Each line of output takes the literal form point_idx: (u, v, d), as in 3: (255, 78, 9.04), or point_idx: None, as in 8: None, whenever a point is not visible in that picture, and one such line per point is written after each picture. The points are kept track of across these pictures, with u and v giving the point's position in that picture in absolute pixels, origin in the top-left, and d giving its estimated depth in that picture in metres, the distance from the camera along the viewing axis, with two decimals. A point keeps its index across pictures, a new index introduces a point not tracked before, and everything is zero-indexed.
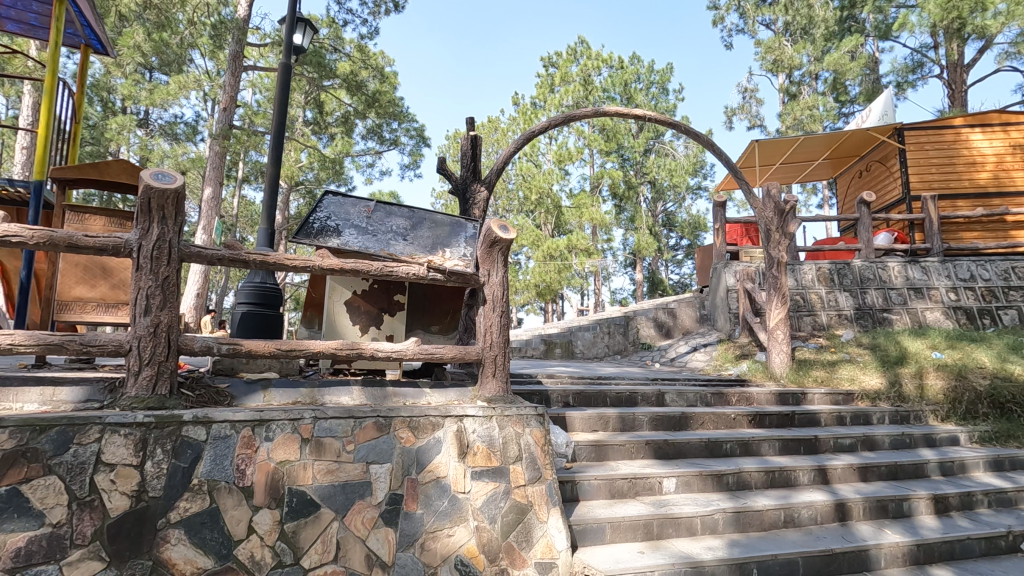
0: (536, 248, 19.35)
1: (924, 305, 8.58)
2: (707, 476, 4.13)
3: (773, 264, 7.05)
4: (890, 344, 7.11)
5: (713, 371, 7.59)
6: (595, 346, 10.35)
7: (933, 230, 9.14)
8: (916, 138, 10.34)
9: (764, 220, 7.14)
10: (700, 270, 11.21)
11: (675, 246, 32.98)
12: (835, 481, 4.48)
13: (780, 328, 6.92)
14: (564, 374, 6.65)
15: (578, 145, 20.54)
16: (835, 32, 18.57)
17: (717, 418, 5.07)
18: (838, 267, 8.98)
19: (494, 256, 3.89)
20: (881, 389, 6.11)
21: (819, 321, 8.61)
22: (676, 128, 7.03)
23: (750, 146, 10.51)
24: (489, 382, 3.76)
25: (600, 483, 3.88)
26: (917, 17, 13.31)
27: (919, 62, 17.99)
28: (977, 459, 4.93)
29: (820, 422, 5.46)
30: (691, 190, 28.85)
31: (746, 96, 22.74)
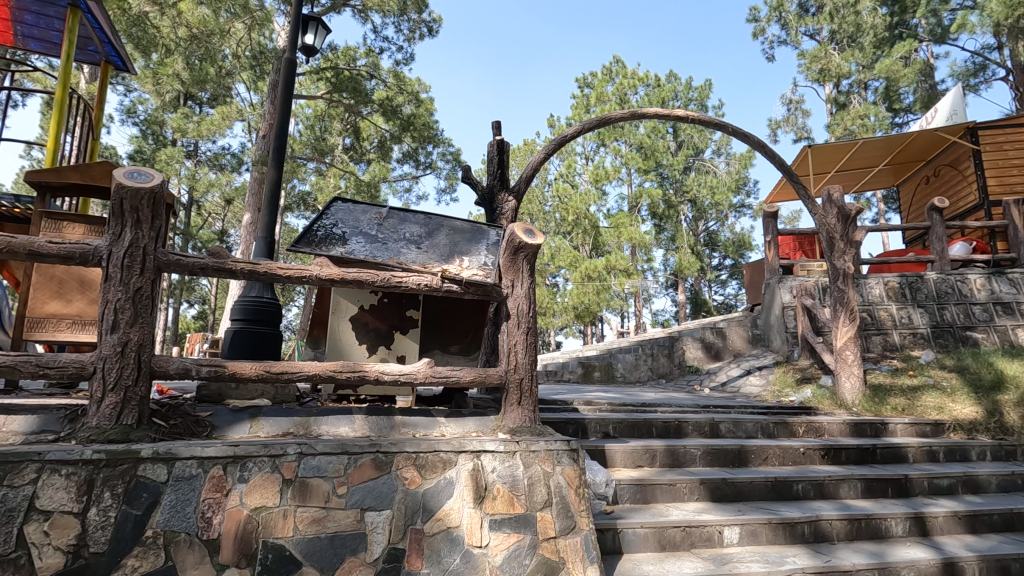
0: (573, 269, 18.75)
1: (1013, 323, 7.56)
2: (778, 524, 3.43)
3: (838, 277, 6.26)
4: (981, 366, 6.18)
5: (772, 398, 6.78)
6: (638, 369, 9.66)
7: (1020, 237, 8.08)
8: (991, 138, 9.43)
9: (825, 228, 6.39)
10: (750, 288, 10.40)
11: (719, 266, 31.74)
12: (936, 532, 3.70)
13: (849, 348, 6.10)
14: (604, 400, 6.02)
15: (615, 164, 20.04)
16: (886, 37, 17.57)
17: (783, 453, 4.35)
18: (908, 281, 8.07)
19: (518, 264, 3.39)
20: (978, 418, 5.23)
21: (891, 341, 7.71)
22: (723, 130, 6.42)
23: (803, 152, 9.73)
24: (512, 411, 3.22)
25: (648, 532, 3.26)
26: (979, 15, 12.38)
27: (982, 64, 16.74)
28: None
29: (906, 457, 4.65)
30: (734, 208, 27.75)
31: (791, 108, 21.80)
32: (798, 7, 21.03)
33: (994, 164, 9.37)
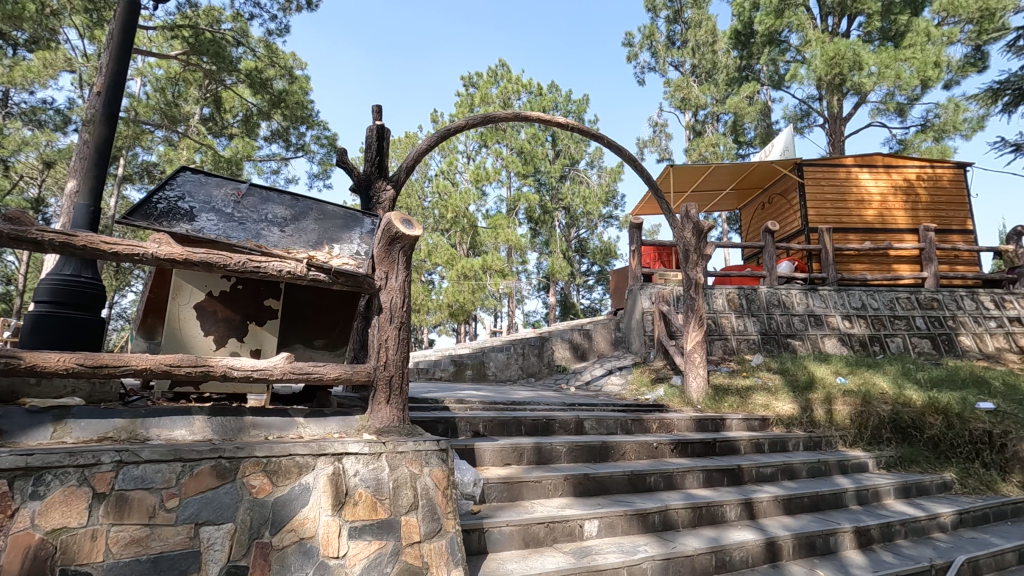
0: (450, 267, 18.65)
1: (821, 333, 8.87)
2: (632, 515, 3.63)
3: (691, 286, 6.86)
4: (798, 369, 7.19)
5: (630, 396, 7.26)
6: (509, 368, 9.83)
7: (830, 260, 9.50)
8: (812, 174, 11.03)
9: (683, 241, 6.96)
10: (615, 293, 11.08)
11: (587, 272, 33.55)
12: (761, 515, 4.16)
13: (696, 351, 6.72)
14: (475, 398, 5.99)
15: (495, 166, 20.31)
16: (735, 78, 19.86)
17: (639, 447, 4.64)
18: (745, 293, 9.12)
19: (394, 256, 3.22)
20: (794, 414, 6.04)
21: (729, 345, 8.63)
22: (599, 141, 6.72)
23: (665, 171, 10.57)
24: (381, 410, 3.04)
25: (513, 530, 3.27)
26: (806, 69, 14.46)
27: (806, 111, 19.57)
28: (888, 486, 4.84)
29: (739, 449, 5.20)
30: (603, 218, 29.52)
31: (656, 130, 23.75)
32: (666, 38, 22.91)
33: (813, 196, 10.96)
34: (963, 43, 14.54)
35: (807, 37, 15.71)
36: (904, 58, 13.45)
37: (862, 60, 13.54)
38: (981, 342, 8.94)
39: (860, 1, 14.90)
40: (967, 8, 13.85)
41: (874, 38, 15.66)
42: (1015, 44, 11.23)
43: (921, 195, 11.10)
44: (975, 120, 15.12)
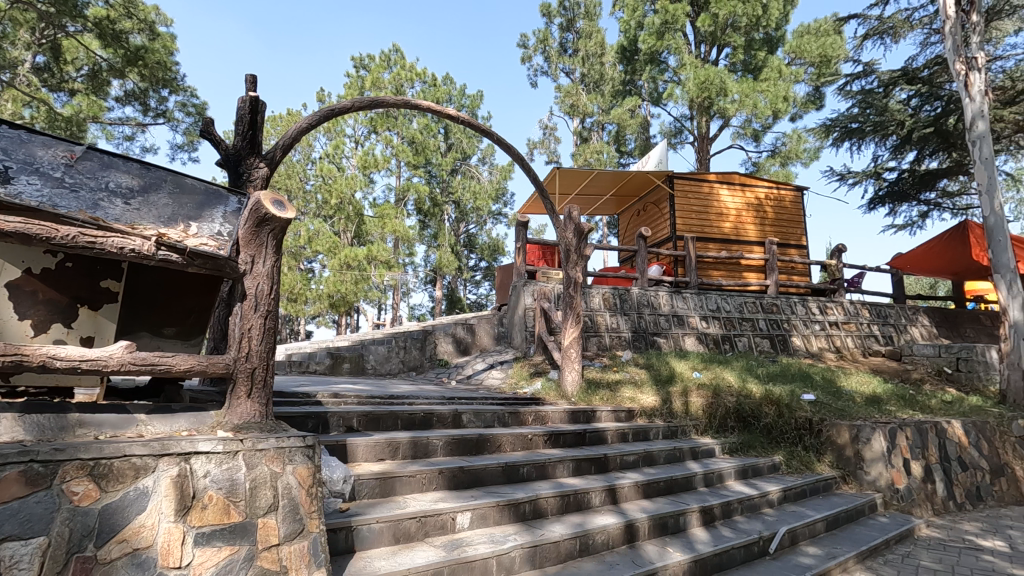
0: (332, 256, 17.74)
1: (683, 332, 9.72)
2: (504, 506, 3.71)
3: (570, 285, 7.16)
4: (661, 365, 7.82)
5: (509, 390, 7.42)
6: (389, 362, 9.56)
7: (693, 266, 10.43)
8: (681, 187, 12.04)
9: (564, 241, 7.23)
10: (499, 289, 11.27)
11: (474, 267, 33.75)
12: (622, 500, 4.46)
13: (573, 347, 7.04)
14: (351, 392, 5.75)
15: (385, 153, 19.69)
16: (619, 90, 21.06)
17: (515, 439, 4.75)
18: (619, 293, 9.69)
19: (262, 239, 2.98)
20: (656, 406, 6.56)
21: (603, 342, 9.14)
22: (490, 138, 6.76)
23: (551, 173, 10.92)
24: (240, 405, 2.80)
25: (383, 527, 3.18)
26: (680, 90, 15.75)
27: (679, 128, 21.31)
28: (730, 469, 5.43)
29: (606, 439, 5.53)
30: (492, 214, 29.85)
31: (546, 132, 24.52)
32: (559, 45, 23.67)
33: (681, 207, 11.98)
34: (806, 82, 16.72)
35: (682, 60, 17.11)
36: (760, 90, 15.16)
37: (727, 87, 15.06)
38: (808, 342, 10.38)
39: (728, 34, 16.53)
40: (810, 53, 15.96)
41: (737, 69, 17.47)
42: (844, 88, 13.16)
43: (768, 213, 12.60)
44: (812, 151, 17.51)
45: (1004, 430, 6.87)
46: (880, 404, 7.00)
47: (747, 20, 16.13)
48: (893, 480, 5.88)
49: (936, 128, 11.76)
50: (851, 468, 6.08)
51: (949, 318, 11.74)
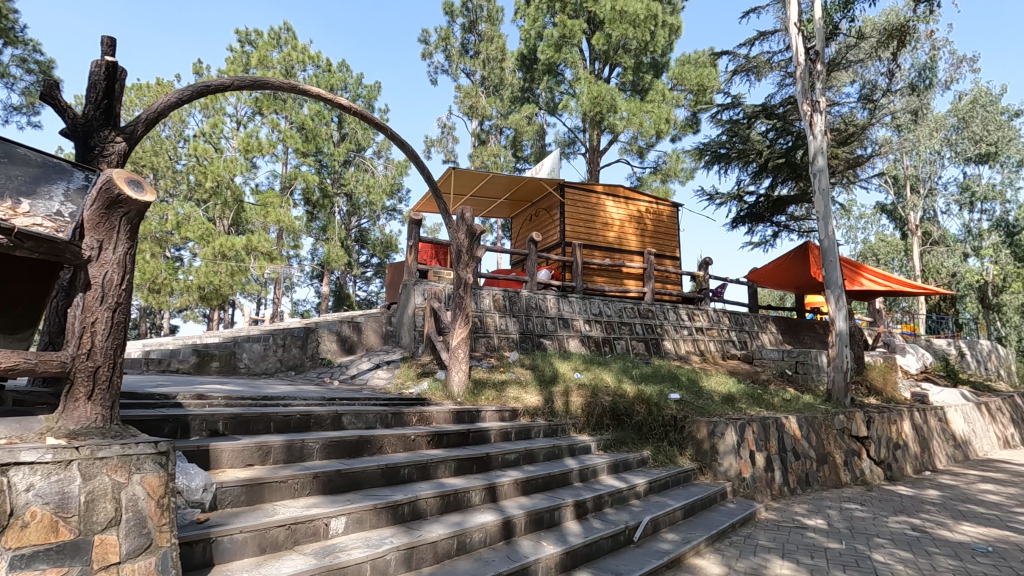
0: (204, 245, 16.22)
1: (567, 334, 10.17)
2: (382, 508, 3.64)
3: (460, 285, 7.17)
4: (545, 365, 8.13)
5: (394, 390, 7.29)
6: (265, 360, 8.94)
7: (579, 271, 10.91)
8: (571, 195, 12.58)
9: (456, 241, 7.22)
10: (390, 287, 11.02)
11: (365, 263, 32.65)
12: (501, 498, 4.57)
13: (461, 347, 7.08)
14: (218, 393, 5.32)
15: (271, 138, 18.42)
16: (518, 97, 21.53)
17: (397, 440, 4.67)
18: (509, 295, 9.87)
19: (113, 222, 2.67)
20: (539, 405, 6.78)
21: (492, 343, 9.29)
22: (384, 133, 6.60)
23: (447, 173, 10.87)
24: (79, 408, 2.49)
25: (248, 537, 2.98)
26: (575, 103, 16.46)
27: (572, 139, 22.24)
28: (604, 464, 5.78)
29: (489, 438, 5.62)
30: (386, 210, 29.06)
31: (444, 131, 24.39)
32: (461, 45, 23.67)
33: (570, 215, 12.52)
34: (685, 107, 18.23)
35: (578, 75, 17.90)
36: (646, 110, 16.28)
37: (617, 105, 16.00)
38: (677, 346, 11.33)
39: (619, 54, 17.57)
40: (689, 81, 17.45)
41: (627, 88, 18.61)
42: (716, 116, 14.54)
43: (648, 225, 13.55)
44: (688, 171, 19.13)
45: (829, 424, 8.00)
46: (734, 402, 7.83)
47: (637, 44, 17.24)
48: (740, 470, 6.61)
49: (787, 159, 13.40)
50: (707, 460, 6.74)
51: (791, 326, 13.40)
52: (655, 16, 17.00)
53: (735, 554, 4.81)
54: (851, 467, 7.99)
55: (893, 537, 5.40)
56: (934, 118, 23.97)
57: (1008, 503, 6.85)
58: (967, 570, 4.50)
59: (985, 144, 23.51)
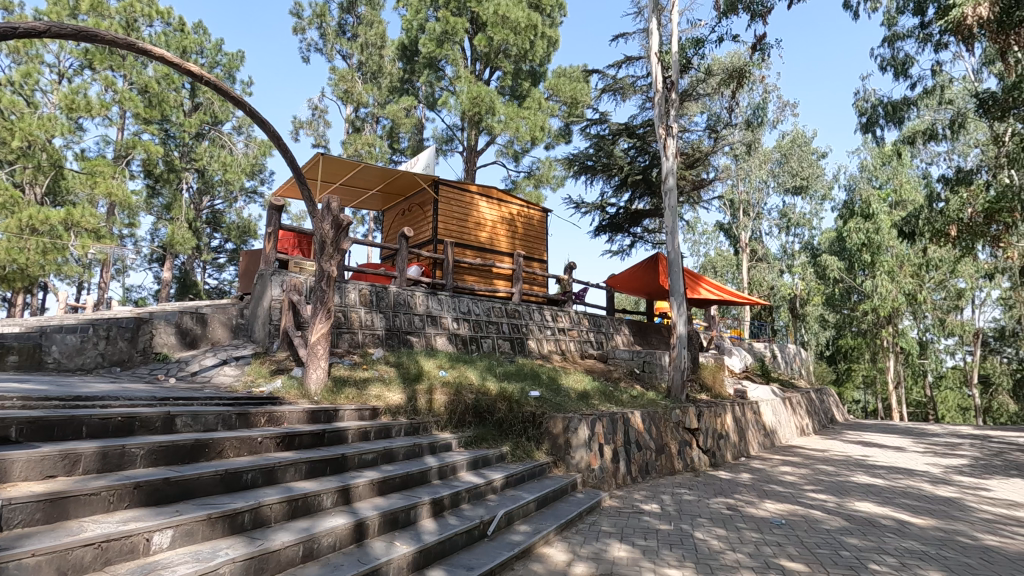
0: (6, 214, 13.52)
1: (435, 331, 10.14)
2: (218, 518, 3.33)
3: (323, 278, 6.81)
4: (410, 363, 8.04)
5: (242, 388, 6.70)
6: (81, 354, 7.72)
7: (449, 269, 10.89)
8: (445, 193, 12.58)
9: (320, 231, 6.84)
10: (243, 276, 10.15)
11: (218, 248, 29.65)
12: (355, 500, 4.42)
13: (320, 343, 6.72)
14: (14, 393, 4.49)
15: (103, 97, 15.95)
16: (397, 87, 20.98)
17: (240, 443, 4.31)
18: (377, 290, 9.58)
19: None
20: (401, 404, 6.66)
21: (355, 339, 8.95)
22: (243, 110, 6.05)
23: (314, 158, 10.26)
24: None
25: (42, 560, 2.56)
26: (454, 101, 16.46)
27: (450, 137, 22.22)
28: (463, 461, 5.86)
29: (346, 438, 5.41)
30: (245, 192, 26.63)
31: (315, 113, 22.99)
32: (337, 25, 22.51)
33: (443, 212, 12.51)
34: (559, 118, 19.08)
35: (458, 73, 17.95)
36: (522, 116, 16.78)
37: (495, 107, 16.30)
38: (540, 345, 11.85)
39: (500, 58, 17.95)
40: (564, 93, 18.32)
41: (505, 93, 19.02)
42: (585, 129, 15.46)
43: (518, 228, 13.96)
44: (559, 178, 20.09)
45: (667, 418, 8.89)
46: (588, 398, 8.37)
47: (517, 50, 17.71)
48: (590, 462, 7.12)
49: (644, 177, 14.66)
50: (561, 454, 7.15)
51: (641, 329, 14.65)
52: (534, 26, 17.58)
53: (580, 541, 5.17)
54: (684, 456, 8.96)
55: (712, 516, 6.16)
56: (763, 152, 27.73)
57: (800, 482, 8.16)
58: (765, 540, 5.29)
59: (800, 178, 27.75)
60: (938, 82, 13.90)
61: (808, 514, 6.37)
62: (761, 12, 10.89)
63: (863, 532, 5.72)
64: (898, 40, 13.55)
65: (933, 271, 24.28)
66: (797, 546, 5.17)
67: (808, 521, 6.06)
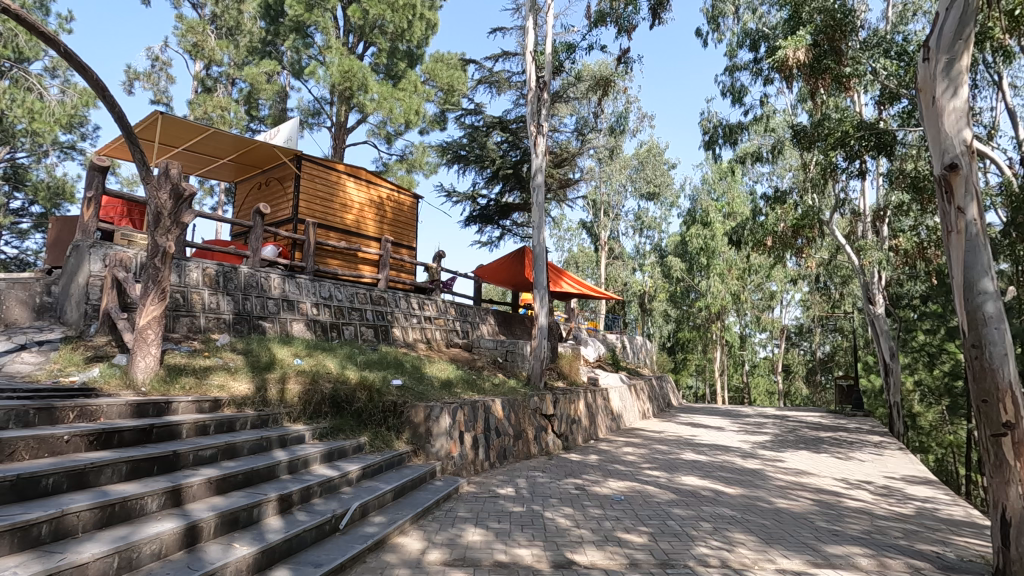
0: None
1: (291, 317, 9.49)
2: (6, 532, 2.82)
3: (157, 254, 6.00)
4: (261, 350, 7.45)
5: (46, 378, 5.69)
6: None
7: (310, 252, 10.22)
8: (308, 169, 11.79)
9: (155, 201, 6.00)
10: (53, 247, 8.63)
11: (19, 211, 24.74)
12: (187, 501, 4.00)
13: (151, 328, 5.95)
14: None
15: None
16: (257, 48, 19.11)
17: (39, 444, 3.68)
18: (224, 270, 8.69)
19: None
20: (248, 394, 6.13)
21: (196, 323, 8.06)
22: (55, 49, 5.09)
23: (151, 116, 8.99)
24: None
25: None
26: (323, 72, 15.43)
27: (317, 110, 20.82)
28: (317, 454, 5.58)
29: (179, 434, 4.85)
30: (58, 146, 22.48)
31: (155, 65, 20.13)
32: None
33: (305, 190, 11.73)
34: (434, 104, 18.78)
35: (329, 42, 16.84)
36: (397, 97, 16.25)
37: (368, 84, 15.62)
38: (405, 333, 11.67)
39: (375, 34, 17.22)
40: (440, 79, 18.07)
41: (380, 71, 18.25)
42: (460, 118, 15.47)
43: (387, 213, 13.54)
44: (432, 165, 19.85)
45: (526, 405, 9.28)
46: (451, 387, 8.45)
47: (393, 28, 17.05)
48: (449, 450, 7.26)
49: (515, 171, 15.06)
50: (421, 442, 7.15)
51: (505, 319, 15.09)
52: (413, 6, 17.06)
53: (435, 529, 5.21)
54: (539, 440, 9.44)
55: (562, 496, 6.58)
56: (623, 158, 29.89)
57: (638, 461, 9.05)
58: (606, 516, 5.77)
59: (654, 185, 30.40)
60: (765, 111, 16.07)
61: (644, 489, 7.08)
62: (626, 27, 11.67)
63: (687, 502, 6.50)
64: (737, 70, 15.39)
65: (754, 274, 28.14)
66: (632, 519, 5.71)
67: (642, 496, 6.75)
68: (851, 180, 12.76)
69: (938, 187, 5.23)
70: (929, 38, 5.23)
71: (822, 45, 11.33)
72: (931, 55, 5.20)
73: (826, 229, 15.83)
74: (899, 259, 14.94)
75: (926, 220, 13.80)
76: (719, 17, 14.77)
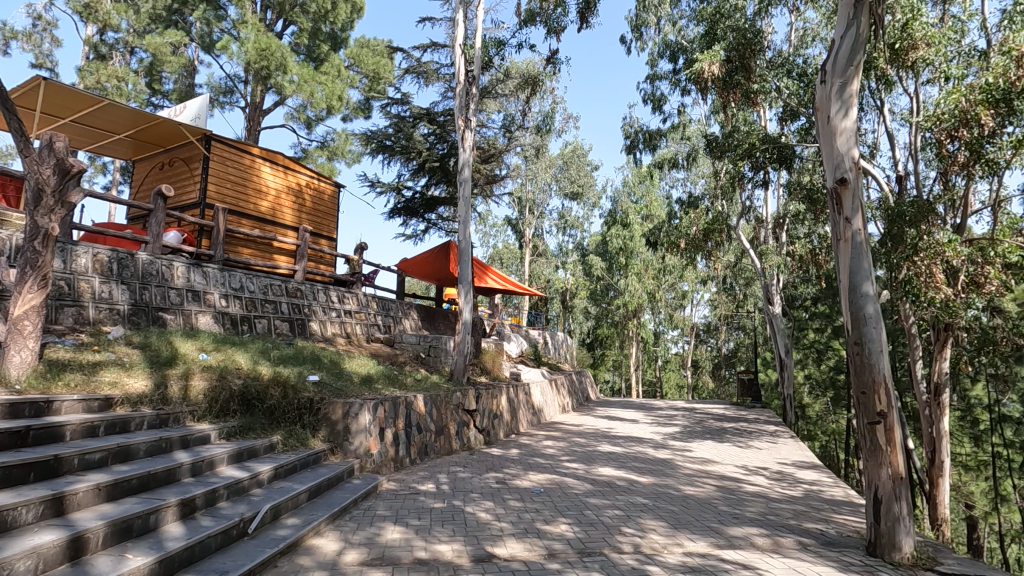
0: None
1: (197, 309, 8.82)
2: None
3: (36, 236, 5.37)
4: (161, 344, 6.88)
5: None
6: None
7: (219, 239, 9.54)
8: (218, 150, 11.01)
9: (35, 177, 5.36)
10: None
11: None
12: (71, 510, 3.62)
13: (28, 319, 5.31)
14: None
15: None
16: (161, 16, 17.12)
17: None
18: (118, 256, 7.91)
19: None
20: (146, 392, 5.64)
21: (84, 315, 7.30)
22: None
23: (32, 81, 8.00)
24: None
25: None
26: (236, 48, 14.40)
27: (230, 88, 19.48)
28: (224, 454, 5.24)
29: (62, 436, 4.37)
30: None
31: (37, 24, 17.93)
32: None
33: (215, 173, 10.93)
34: (359, 90, 18.15)
35: (243, 17, 15.77)
36: (318, 81, 15.56)
37: (287, 65, 14.81)
38: (323, 328, 11.21)
39: (295, 12, 16.45)
40: (365, 65, 17.47)
41: (301, 51, 17.31)
42: (386, 108, 15.07)
43: (306, 201, 12.92)
44: (355, 154, 19.18)
45: (448, 401, 9.22)
46: (371, 382, 8.22)
47: (316, 8, 16.49)
48: (368, 447, 7.08)
49: (441, 164, 14.90)
50: (339, 440, 6.94)
51: (429, 315, 14.90)
52: None
53: (352, 528, 5.06)
54: (461, 435, 9.42)
55: (483, 490, 6.61)
56: (548, 158, 30.43)
57: (558, 454, 9.27)
58: (526, 508, 5.88)
59: (577, 185, 31.14)
60: (682, 120, 16.94)
61: (562, 481, 7.27)
62: (555, 29, 11.87)
63: (603, 492, 6.75)
64: (658, 79, 16.10)
65: (668, 275, 29.61)
66: (551, 510, 5.85)
67: (561, 488, 6.92)
68: (756, 190, 13.70)
69: (829, 198, 5.73)
70: (825, 62, 5.71)
71: (734, 61, 12.09)
72: (827, 77, 5.68)
73: (733, 234, 16.90)
74: (794, 264, 16.29)
75: (818, 228, 15.13)
76: (641, 26, 15.34)
